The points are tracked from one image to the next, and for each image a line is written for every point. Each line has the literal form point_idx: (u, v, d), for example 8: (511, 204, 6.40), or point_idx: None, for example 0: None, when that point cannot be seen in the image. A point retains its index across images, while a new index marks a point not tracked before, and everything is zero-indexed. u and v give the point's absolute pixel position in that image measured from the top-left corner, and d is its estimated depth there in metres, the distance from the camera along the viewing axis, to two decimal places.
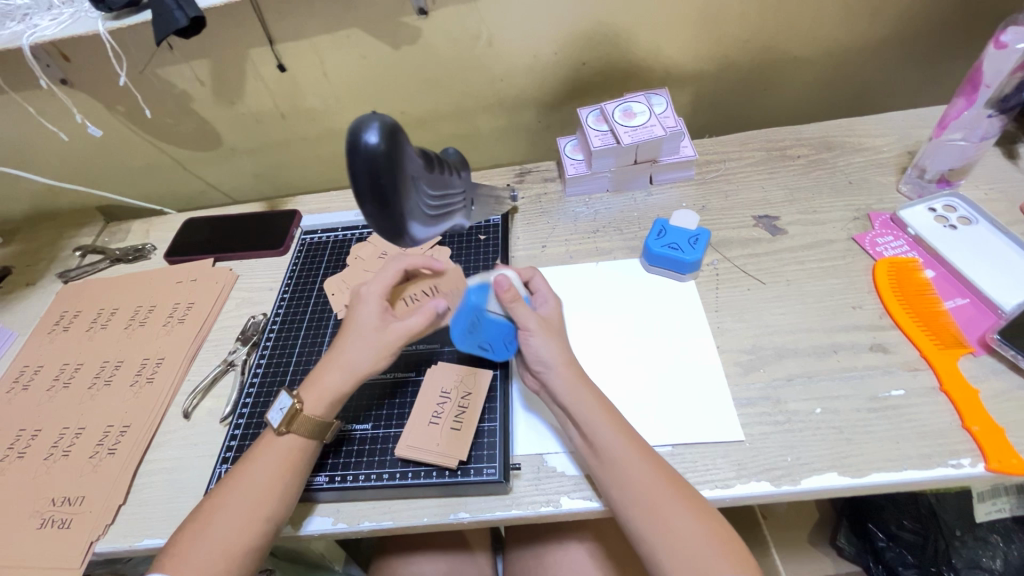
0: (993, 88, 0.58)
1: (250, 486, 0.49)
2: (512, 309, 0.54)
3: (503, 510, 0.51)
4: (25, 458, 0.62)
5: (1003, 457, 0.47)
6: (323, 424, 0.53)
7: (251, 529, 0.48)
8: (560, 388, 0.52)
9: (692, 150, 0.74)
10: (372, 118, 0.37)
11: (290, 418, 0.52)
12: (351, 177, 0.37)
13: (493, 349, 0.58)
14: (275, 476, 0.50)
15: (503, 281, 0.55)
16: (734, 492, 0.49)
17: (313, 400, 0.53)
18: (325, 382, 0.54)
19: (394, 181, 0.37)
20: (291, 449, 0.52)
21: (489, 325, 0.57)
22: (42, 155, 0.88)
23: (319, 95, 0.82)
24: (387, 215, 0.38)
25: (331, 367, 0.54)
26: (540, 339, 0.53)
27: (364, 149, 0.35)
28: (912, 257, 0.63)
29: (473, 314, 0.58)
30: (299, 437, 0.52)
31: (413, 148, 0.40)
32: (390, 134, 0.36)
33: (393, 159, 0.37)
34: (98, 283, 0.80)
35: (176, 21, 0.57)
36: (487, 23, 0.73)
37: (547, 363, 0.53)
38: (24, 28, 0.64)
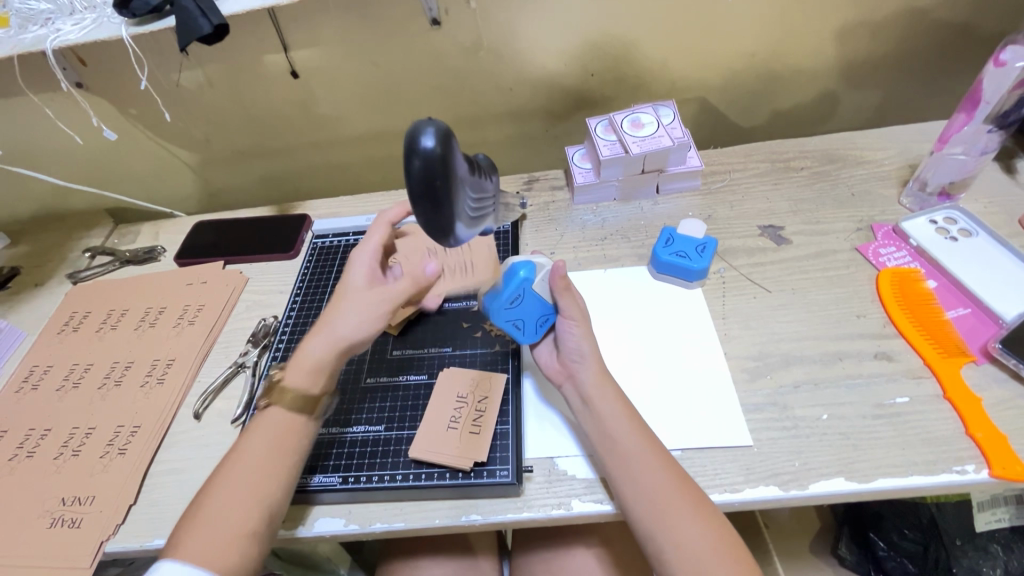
0: (993, 104, 0.60)
1: (245, 470, 0.50)
2: (562, 296, 0.55)
3: (515, 512, 0.51)
4: (35, 457, 0.62)
5: (1006, 464, 0.49)
6: (308, 397, 0.54)
7: (253, 509, 0.48)
8: (586, 382, 0.53)
9: (699, 161, 0.75)
10: (426, 122, 0.38)
11: (270, 391, 0.54)
12: (405, 178, 0.37)
13: (523, 330, 0.57)
14: (267, 456, 0.51)
15: (563, 267, 0.54)
16: (743, 496, 0.50)
17: (295, 370, 0.55)
18: (306, 352, 0.55)
19: (447, 184, 0.38)
20: (279, 422, 0.53)
21: (532, 303, 0.56)
22: (54, 157, 0.89)
23: (332, 101, 0.83)
24: (437, 216, 0.39)
25: (314, 338, 0.55)
26: (580, 331, 0.55)
27: (421, 153, 0.36)
28: (914, 268, 0.64)
29: (519, 289, 0.56)
30: (283, 410, 0.54)
31: (461, 152, 0.41)
32: (445, 138, 0.37)
33: (448, 163, 0.37)
34: (107, 284, 0.80)
35: (200, 28, 0.58)
36: (499, 33, 0.75)
37: (584, 354, 0.54)
38: (46, 32, 0.65)
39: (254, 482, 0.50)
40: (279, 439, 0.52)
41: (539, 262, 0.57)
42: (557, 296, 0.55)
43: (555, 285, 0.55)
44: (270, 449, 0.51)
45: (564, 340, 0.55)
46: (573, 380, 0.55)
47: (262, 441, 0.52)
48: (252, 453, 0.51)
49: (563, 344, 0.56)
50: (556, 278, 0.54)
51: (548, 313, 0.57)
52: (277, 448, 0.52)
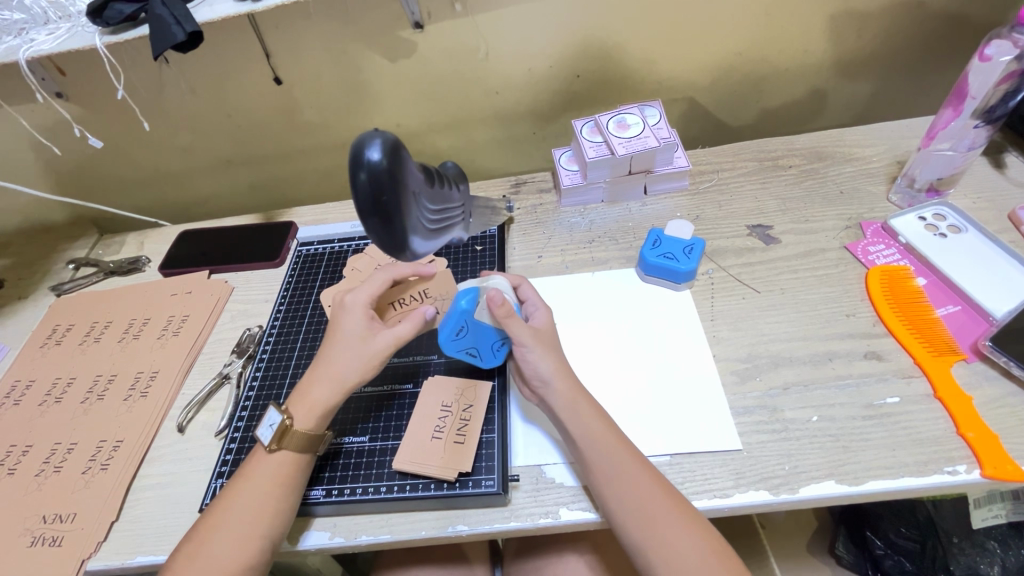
0: (979, 99, 0.59)
1: (244, 506, 0.49)
2: (507, 323, 0.53)
3: (501, 522, 0.51)
4: (16, 474, 0.61)
5: (998, 463, 0.48)
6: (315, 437, 0.53)
7: (250, 546, 0.47)
8: (555, 403, 0.52)
9: (686, 161, 0.75)
10: (374, 135, 0.37)
11: (280, 435, 0.52)
12: (353, 193, 0.37)
13: (481, 356, 0.58)
14: (269, 494, 0.50)
15: (497, 296, 0.53)
16: (732, 501, 0.49)
17: (302, 412, 0.53)
18: (313, 397, 0.53)
19: (395, 197, 0.37)
20: (282, 464, 0.51)
21: (479, 334, 0.56)
22: (36, 168, 0.88)
23: (316, 107, 0.82)
24: (389, 229, 0.38)
25: (320, 382, 0.54)
26: (538, 354, 0.53)
27: (367, 167, 0.36)
28: (903, 266, 0.64)
29: (462, 321, 0.54)
30: (290, 453, 0.52)
31: (415, 163, 0.40)
32: (393, 151, 0.37)
33: (397, 175, 0.37)
34: (91, 296, 0.79)
35: (174, 36, 0.57)
36: (482, 37, 0.74)
37: (546, 377, 0.53)
38: (19, 42, 0.64)
39: (253, 518, 0.48)
40: (281, 479, 0.51)
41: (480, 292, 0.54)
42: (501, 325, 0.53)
43: (495, 313, 0.53)
44: (271, 488, 0.50)
45: (524, 365, 0.54)
46: (544, 400, 0.54)
47: (263, 480, 0.50)
48: (252, 490, 0.50)
49: (524, 369, 0.54)
50: (494, 309, 0.53)
51: (501, 340, 0.57)
52: (278, 487, 0.50)
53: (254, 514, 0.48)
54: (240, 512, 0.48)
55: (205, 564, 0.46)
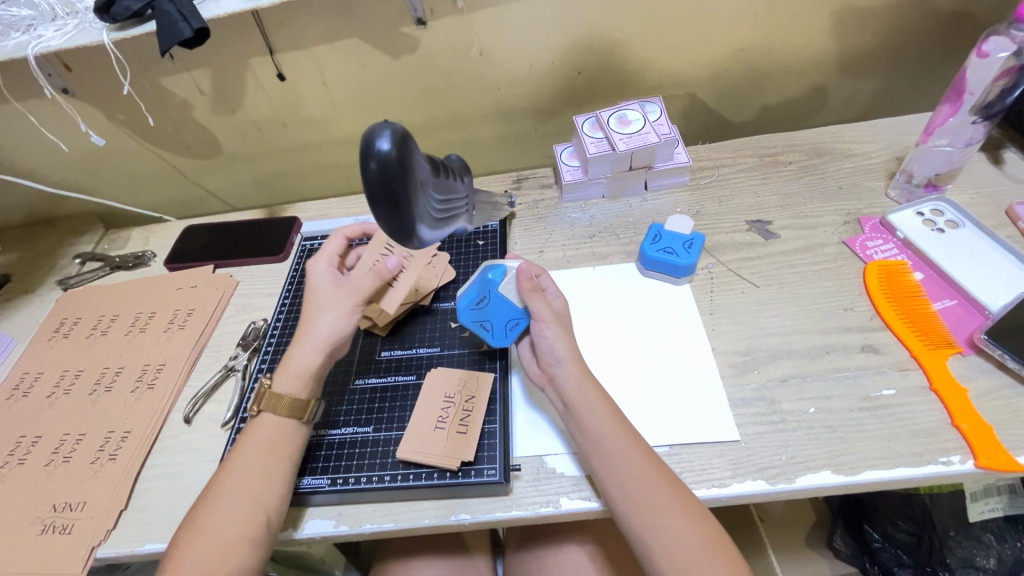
0: (977, 95, 0.60)
1: (242, 474, 0.50)
2: (531, 299, 0.56)
3: (503, 511, 0.51)
4: (26, 464, 0.62)
5: (992, 454, 0.49)
6: (300, 403, 0.55)
7: (252, 512, 0.49)
8: (565, 385, 0.53)
9: (686, 157, 0.75)
10: (383, 125, 0.38)
11: (258, 397, 0.55)
12: (364, 181, 0.38)
13: (492, 331, 0.59)
14: (263, 457, 0.52)
15: (527, 269, 0.58)
16: (730, 491, 0.50)
17: (283, 377, 0.56)
18: (293, 360, 0.57)
19: (404, 186, 0.38)
20: (269, 429, 0.53)
21: (498, 304, 0.60)
22: (42, 164, 0.89)
23: (319, 103, 0.83)
24: (398, 218, 0.39)
25: (298, 344, 0.57)
26: (554, 333, 0.55)
27: (378, 156, 0.37)
28: (901, 260, 0.64)
29: (485, 291, 0.61)
30: (275, 416, 0.54)
31: (422, 153, 0.41)
32: (402, 141, 0.38)
33: (406, 165, 0.38)
34: (98, 290, 0.80)
35: (181, 32, 0.59)
36: (483, 34, 0.75)
37: (559, 357, 0.54)
38: (28, 38, 0.66)
39: (252, 483, 0.50)
40: (273, 445, 0.53)
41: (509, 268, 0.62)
42: (525, 297, 0.57)
43: (522, 287, 0.57)
44: (265, 451, 0.52)
45: (540, 343, 0.56)
46: (553, 384, 0.55)
47: (256, 447, 0.52)
48: (248, 458, 0.52)
49: (539, 348, 0.56)
50: (522, 280, 0.57)
51: (517, 316, 0.59)
52: (272, 451, 0.52)
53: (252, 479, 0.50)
54: (239, 480, 0.50)
55: (209, 532, 0.48)
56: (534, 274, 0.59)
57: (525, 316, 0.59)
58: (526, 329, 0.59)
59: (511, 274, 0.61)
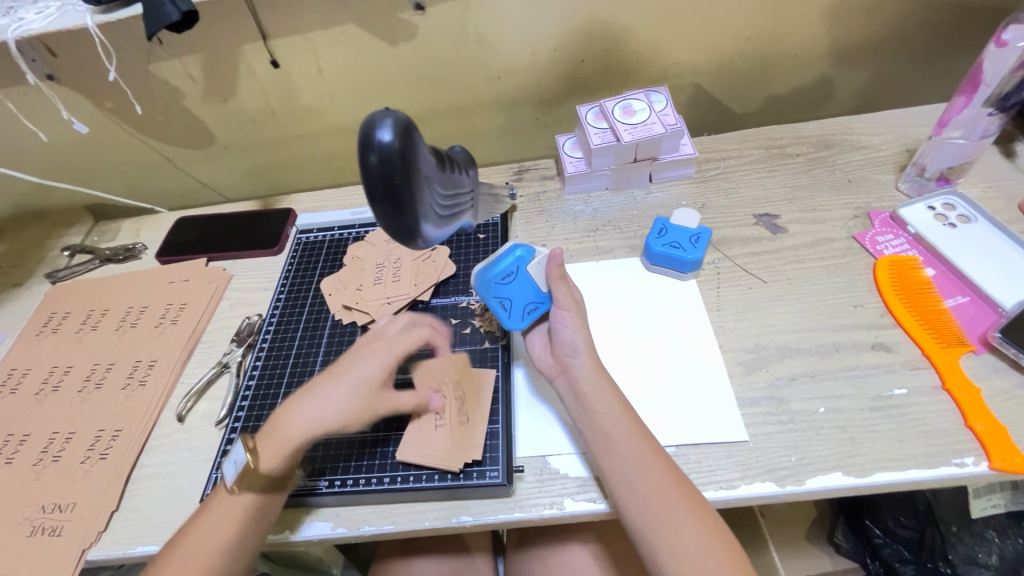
0: (993, 87, 0.58)
1: (222, 519, 0.48)
2: (556, 284, 0.54)
3: (506, 513, 0.50)
4: (14, 464, 0.60)
5: (1007, 456, 0.48)
6: (279, 479, 0.50)
7: (237, 540, 0.48)
8: (580, 378, 0.52)
9: (692, 148, 0.73)
10: (384, 116, 0.36)
11: (240, 476, 0.49)
12: (364, 176, 0.36)
13: (509, 312, 0.56)
14: (245, 509, 0.48)
15: (560, 254, 0.54)
16: (738, 493, 0.49)
17: (268, 450, 0.50)
18: (284, 432, 0.50)
19: (408, 181, 0.36)
20: (246, 501, 0.49)
21: (523, 283, 0.57)
22: (29, 153, 0.86)
23: (315, 91, 0.80)
24: (401, 216, 0.37)
25: (297, 407, 0.51)
26: (574, 323, 0.53)
27: (378, 147, 0.35)
28: (912, 256, 0.63)
29: (513, 268, 0.57)
30: (253, 493, 0.49)
31: (426, 146, 0.39)
32: (404, 131, 0.36)
33: (409, 158, 0.36)
34: (87, 284, 0.78)
35: (168, 15, 0.56)
36: (484, 20, 0.73)
37: (578, 348, 0.52)
38: (9, 22, 0.64)
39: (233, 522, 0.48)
40: (251, 514, 0.49)
41: (542, 248, 0.58)
42: (551, 283, 0.54)
43: (549, 271, 0.54)
44: (246, 506, 0.49)
45: (558, 332, 0.54)
46: (567, 375, 0.53)
47: (236, 504, 0.48)
48: (225, 511, 0.48)
49: (557, 337, 0.54)
50: (550, 264, 0.54)
51: (539, 299, 0.56)
52: (251, 511, 0.49)
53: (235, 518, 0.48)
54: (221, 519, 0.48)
55: (190, 554, 0.46)
56: (561, 260, 0.55)
57: (546, 301, 0.56)
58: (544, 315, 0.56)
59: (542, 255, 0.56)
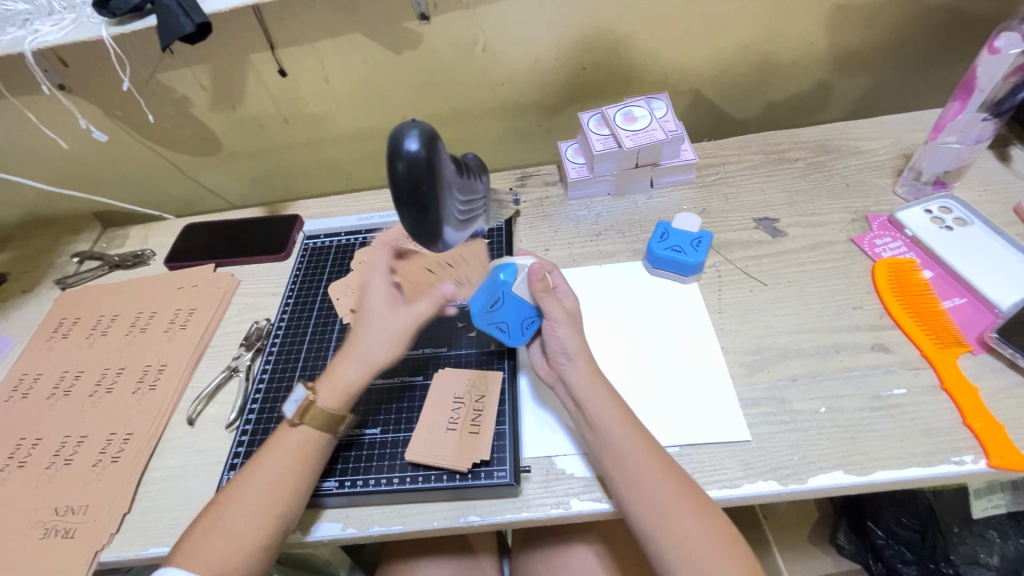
0: (987, 92, 0.59)
1: (264, 479, 0.49)
2: (542, 299, 0.54)
3: (514, 512, 0.51)
4: (27, 467, 0.61)
5: (1004, 453, 0.49)
6: (337, 418, 0.54)
7: (265, 524, 0.48)
8: (575, 383, 0.53)
9: (693, 154, 0.75)
10: (410, 125, 0.37)
11: (303, 410, 0.53)
12: (391, 183, 0.37)
13: (509, 332, 0.57)
14: (287, 469, 0.50)
15: (539, 269, 0.55)
16: (742, 492, 0.50)
17: (327, 391, 0.54)
18: (338, 375, 0.55)
19: (432, 187, 0.37)
20: (305, 440, 0.52)
21: (514, 305, 0.56)
22: (40, 162, 0.87)
23: (321, 99, 0.82)
24: (424, 220, 0.39)
25: (345, 361, 0.56)
26: (566, 331, 0.54)
27: (406, 156, 0.36)
28: (910, 258, 0.64)
29: (500, 292, 0.57)
30: (313, 429, 0.53)
31: (448, 153, 0.40)
32: (430, 140, 0.37)
33: (434, 166, 0.37)
34: (97, 290, 0.79)
35: (182, 27, 0.58)
36: (488, 29, 0.74)
37: (571, 355, 0.54)
38: (24, 34, 0.65)
39: (267, 497, 0.49)
40: (302, 454, 0.52)
41: (521, 265, 0.57)
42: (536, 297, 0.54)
43: (533, 287, 0.54)
44: (292, 460, 0.51)
45: (550, 342, 0.55)
46: (563, 381, 0.54)
47: (285, 452, 0.51)
48: (272, 464, 0.50)
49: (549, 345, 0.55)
50: (532, 279, 0.55)
51: (532, 315, 0.57)
52: (299, 459, 0.51)
53: (269, 488, 0.49)
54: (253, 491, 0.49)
55: (212, 549, 0.46)
56: (541, 273, 0.56)
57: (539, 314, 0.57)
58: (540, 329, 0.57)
59: (524, 273, 0.57)
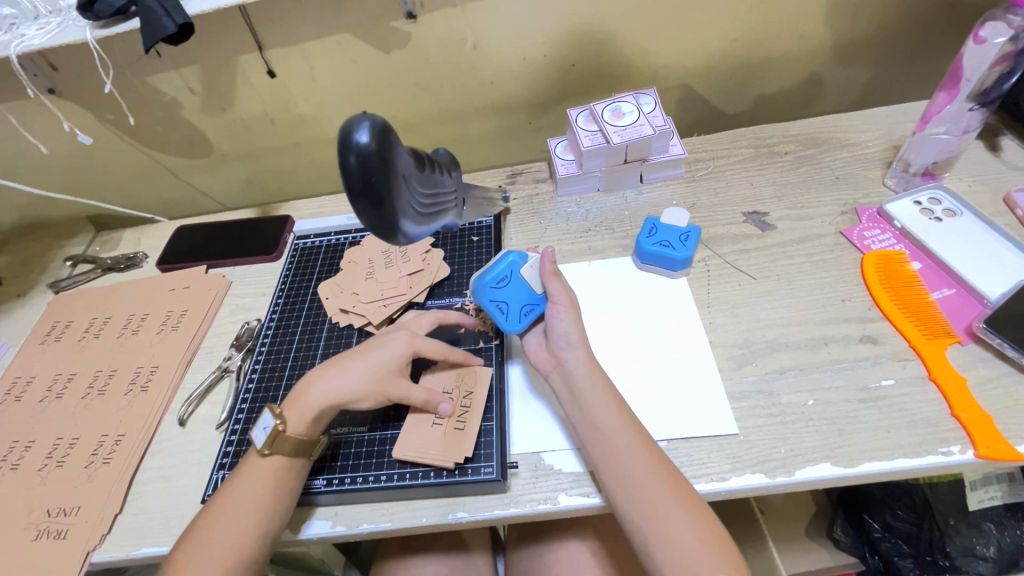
0: (974, 82, 0.59)
1: (244, 503, 0.49)
2: (550, 282, 0.57)
3: (501, 509, 0.51)
4: (20, 469, 0.61)
5: (992, 444, 0.48)
6: (308, 442, 0.53)
7: (249, 540, 0.48)
8: (574, 371, 0.53)
9: (681, 149, 0.75)
10: (362, 118, 0.38)
11: (271, 440, 0.52)
12: (342, 176, 0.37)
13: (506, 314, 0.58)
14: (264, 493, 0.50)
15: (552, 253, 0.58)
16: (730, 485, 0.50)
17: (296, 417, 0.53)
18: (306, 400, 0.54)
19: (385, 180, 0.38)
20: (277, 468, 0.51)
21: (518, 287, 0.59)
22: (32, 166, 0.88)
23: (310, 100, 0.82)
24: (380, 214, 0.39)
25: (314, 385, 0.55)
26: (569, 317, 0.56)
27: (355, 149, 0.36)
28: (899, 250, 0.64)
29: (508, 272, 0.60)
30: (282, 457, 0.52)
31: (404, 147, 0.41)
32: (381, 133, 0.37)
33: (385, 158, 0.37)
34: (90, 292, 0.79)
35: (165, 28, 0.59)
36: (474, 27, 0.74)
37: (572, 341, 0.54)
38: (10, 37, 0.66)
39: (246, 518, 0.49)
40: (280, 479, 0.51)
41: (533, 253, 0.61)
42: (545, 279, 0.57)
43: (544, 268, 0.58)
44: (269, 485, 0.50)
45: (554, 326, 0.56)
46: (562, 369, 0.55)
47: (262, 481, 0.50)
48: (248, 488, 0.50)
49: (551, 331, 0.56)
50: (544, 263, 0.58)
51: (535, 300, 0.58)
52: (276, 484, 0.51)
53: (250, 509, 0.49)
54: (232, 511, 0.49)
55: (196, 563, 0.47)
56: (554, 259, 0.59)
57: (543, 301, 0.59)
58: (540, 315, 0.58)
59: (535, 258, 0.60)
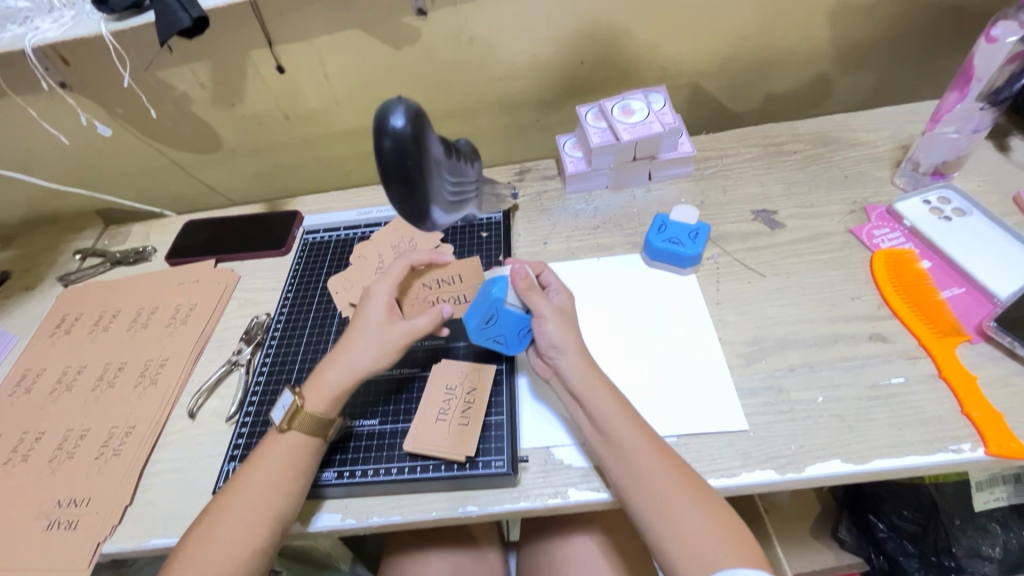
0: (985, 81, 0.59)
1: (258, 486, 0.49)
2: (527, 298, 0.54)
3: (512, 502, 0.51)
4: (30, 460, 0.62)
5: (1002, 441, 0.48)
6: (325, 421, 0.53)
7: (262, 527, 0.48)
8: (570, 376, 0.52)
9: (691, 146, 0.75)
10: (397, 103, 0.38)
11: (292, 415, 0.53)
12: (377, 160, 0.37)
13: (506, 342, 0.57)
14: (280, 476, 0.50)
15: (524, 269, 0.55)
16: (739, 481, 0.50)
17: (313, 394, 0.54)
18: (324, 379, 0.54)
19: (419, 164, 0.38)
20: (293, 446, 0.52)
21: (508, 321, 0.55)
22: (42, 160, 0.88)
23: (320, 96, 0.82)
24: (412, 198, 0.39)
25: (332, 364, 0.55)
26: (556, 325, 0.54)
27: (391, 133, 0.36)
28: (908, 249, 0.64)
29: (494, 309, 0.54)
30: (300, 434, 0.53)
31: (436, 134, 0.41)
32: (416, 118, 0.37)
33: (420, 143, 0.38)
34: (99, 286, 0.80)
35: (181, 21, 0.59)
36: (485, 24, 0.74)
37: (563, 348, 0.53)
38: (26, 30, 0.66)
39: (259, 503, 0.49)
40: (294, 458, 0.51)
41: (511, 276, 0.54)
42: (523, 297, 0.54)
43: (518, 287, 0.54)
44: (285, 466, 0.51)
45: (541, 337, 0.54)
46: (558, 374, 0.54)
47: (276, 460, 0.51)
48: (263, 469, 0.50)
49: (540, 342, 0.55)
50: (517, 280, 0.54)
51: (524, 321, 0.55)
52: (292, 465, 0.51)
53: (265, 497, 0.49)
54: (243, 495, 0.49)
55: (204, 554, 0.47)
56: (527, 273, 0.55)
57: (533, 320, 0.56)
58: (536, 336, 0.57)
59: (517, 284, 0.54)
